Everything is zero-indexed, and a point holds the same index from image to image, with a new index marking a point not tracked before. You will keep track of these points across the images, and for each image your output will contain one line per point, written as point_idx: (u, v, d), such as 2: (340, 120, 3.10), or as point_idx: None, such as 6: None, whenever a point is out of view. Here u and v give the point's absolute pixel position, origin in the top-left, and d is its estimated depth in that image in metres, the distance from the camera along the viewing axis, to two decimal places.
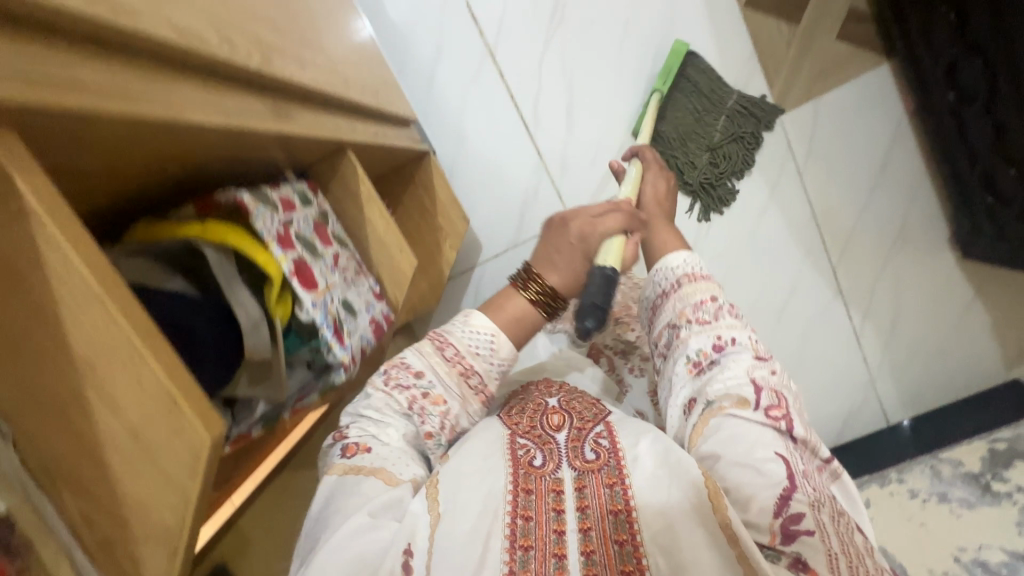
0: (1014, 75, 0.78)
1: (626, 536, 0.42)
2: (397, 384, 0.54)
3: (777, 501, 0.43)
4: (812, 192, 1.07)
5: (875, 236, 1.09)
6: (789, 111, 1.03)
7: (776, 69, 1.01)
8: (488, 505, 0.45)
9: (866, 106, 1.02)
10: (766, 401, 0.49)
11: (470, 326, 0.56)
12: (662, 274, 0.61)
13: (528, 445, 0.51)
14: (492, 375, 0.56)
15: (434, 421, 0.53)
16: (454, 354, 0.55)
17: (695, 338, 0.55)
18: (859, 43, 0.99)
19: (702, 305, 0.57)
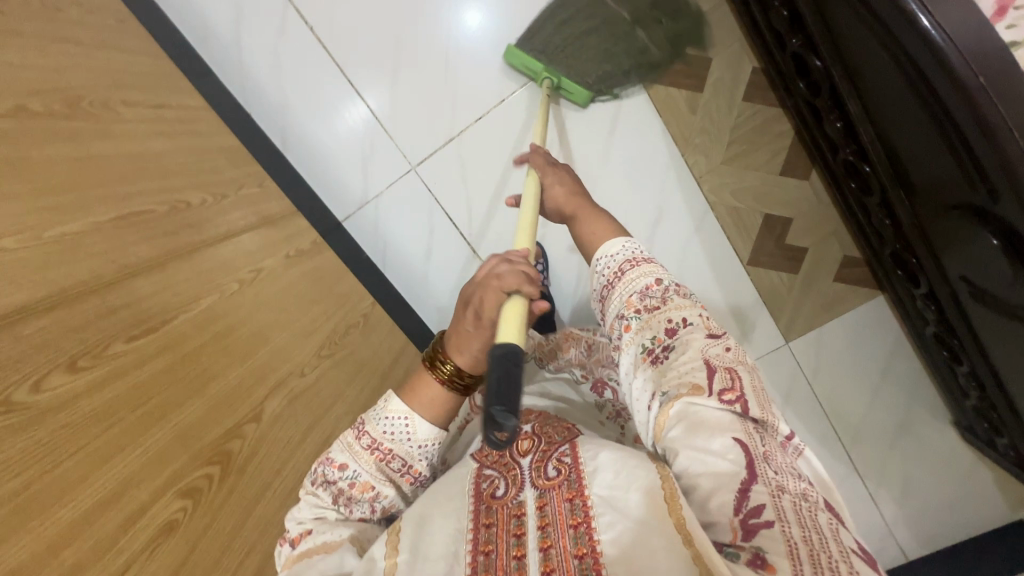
0: (990, 365, 0.88)
1: (586, 549, 0.44)
2: (323, 480, 0.56)
3: (736, 496, 0.44)
4: (822, 395, 1.21)
5: (882, 422, 1.23)
6: (795, 338, 1.16)
7: (781, 308, 1.13)
8: (454, 543, 0.49)
9: (865, 330, 1.14)
10: (719, 386, 0.51)
11: (385, 410, 0.57)
12: (604, 262, 0.64)
13: (494, 475, 0.56)
14: (415, 455, 0.57)
15: (363, 509, 0.56)
16: (372, 441, 0.56)
17: (648, 327, 0.58)
18: (855, 282, 1.10)
19: (649, 291, 0.60)
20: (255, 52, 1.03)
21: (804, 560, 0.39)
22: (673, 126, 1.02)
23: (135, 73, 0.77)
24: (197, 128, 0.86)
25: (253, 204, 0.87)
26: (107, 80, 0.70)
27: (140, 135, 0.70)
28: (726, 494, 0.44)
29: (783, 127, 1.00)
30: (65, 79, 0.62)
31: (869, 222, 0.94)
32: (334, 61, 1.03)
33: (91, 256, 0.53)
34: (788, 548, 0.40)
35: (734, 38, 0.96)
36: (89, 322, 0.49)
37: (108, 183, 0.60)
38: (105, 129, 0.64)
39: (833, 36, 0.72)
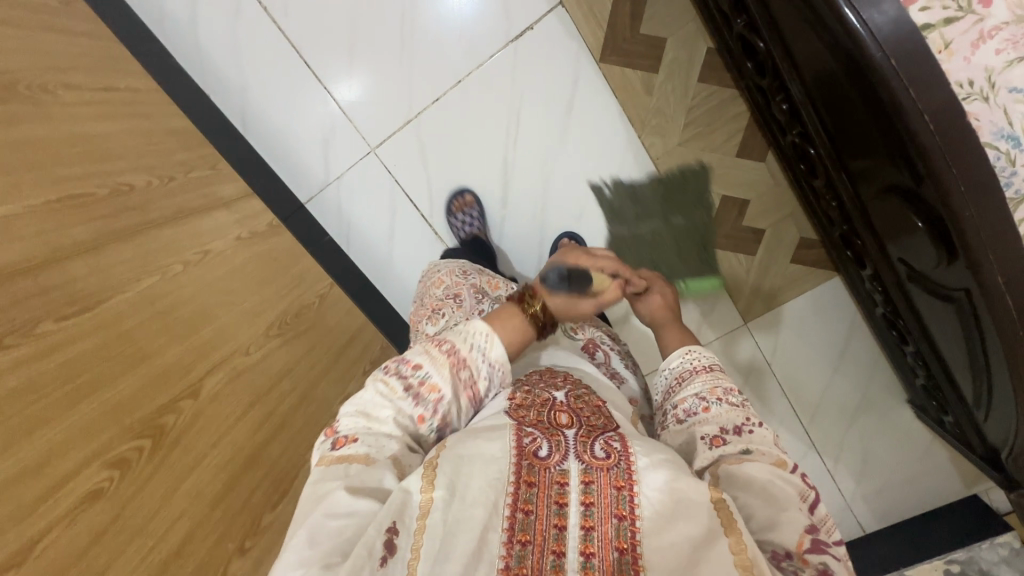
0: (932, 344, 0.89)
1: (627, 544, 0.43)
2: (394, 373, 0.56)
3: (810, 532, 0.46)
4: (782, 375, 1.23)
5: (840, 401, 1.25)
6: (753, 319, 1.19)
7: (738, 290, 1.16)
8: (489, 496, 0.45)
9: (822, 311, 1.16)
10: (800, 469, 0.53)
11: (465, 327, 0.60)
12: (691, 358, 0.65)
13: (535, 434, 0.51)
14: (483, 375, 0.58)
15: (427, 407, 0.55)
16: (451, 348, 0.57)
17: (729, 414, 0.58)
18: (812, 264, 1.12)
19: (731, 390, 0.61)
20: (212, 35, 1.03)
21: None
22: (631, 108, 1.01)
23: (80, 56, 0.77)
24: (146, 111, 0.85)
25: (203, 187, 0.87)
26: (47, 63, 0.70)
27: (83, 119, 0.71)
28: (802, 526, 0.46)
29: (737, 109, 1.00)
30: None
31: (818, 204, 0.94)
32: (291, 42, 1.03)
33: (23, 240, 0.54)
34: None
35: (689, 21, 0.94)
36: (14, 303, 0.50)
37: (46, 165, 0.61)
38: (42, 114, 0.65)
39: (776, 20, 0.72)
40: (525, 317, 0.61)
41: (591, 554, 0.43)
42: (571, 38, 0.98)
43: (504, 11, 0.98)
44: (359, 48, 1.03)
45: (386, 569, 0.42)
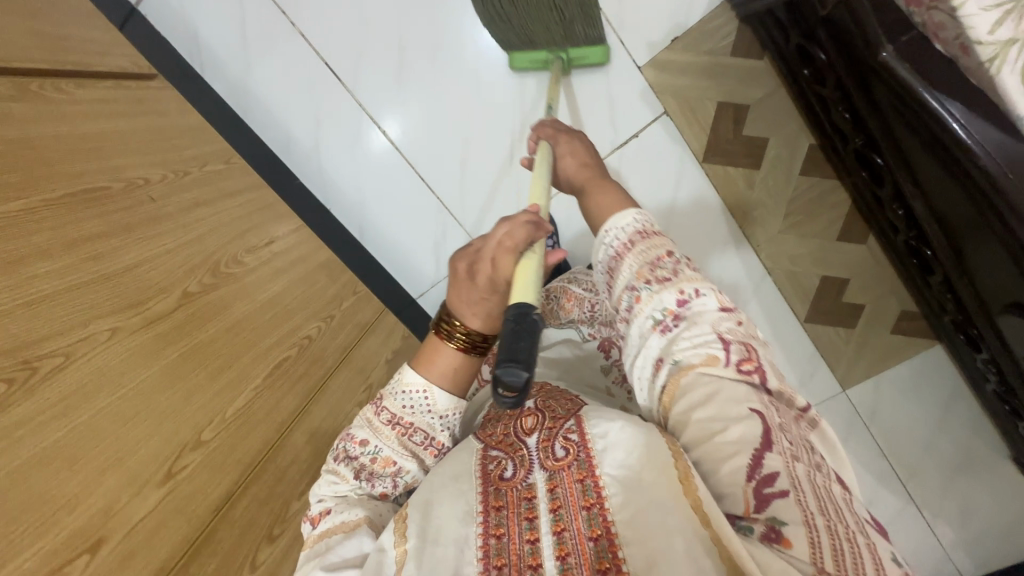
0: None
1: (600, 531, 0.44)
2: (346, 457, 0.58)
3: (751, 463, 0.43)
4: (878, 436, 1.24)
5: (940, 461, 1.23)
6: (853, 386, 1.20)
7: (837, 362, 1.18)
8: (463, 531, 0.48)
9: (922, 376, 1.18)
10: (735, 356, 0.49)
11: (403, 385, 0.59)
12: (613, 234, 0.60)
13: (499, 456, 0.54)
14: (436, 428, 0.58)
15: (385, 482, 0.58)
16: (391, 417, 0.58)
17: (659, 300, 0.54)
18: (912, 334, 1.14)
19: (660, 263, 0.56)
20: (334, 156, 1.09)
21: (823, 550, 0.38)
22: (730, 202, 1.05)
23: (245, 215, 0.85)
24: (300, 252, 0.91)
25: (355, 317, 0.93)
26: (228, 234, 0.79)
27: (264, 281, 0.79)
28: (743, 458, 0.43)
29: (838, 198, 1.03)
30: (203, 249, 0.73)
31: (929, 290, 0.96)
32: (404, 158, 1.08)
33: (257, 427, 0.64)
34: (810, 531, 0.39)
35: (792, 121, 0.97)
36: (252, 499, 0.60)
37: (254, 344, 0.70)
38: (237, 291, 0.73)
39: (906, 153, 0.74)
40: (453, 348, 0.57)
41: (566, 555, 0.44)
42: (676, 143, 1.02)
43: (611, 120, 1.02)
44: (470, 160, 1.07)
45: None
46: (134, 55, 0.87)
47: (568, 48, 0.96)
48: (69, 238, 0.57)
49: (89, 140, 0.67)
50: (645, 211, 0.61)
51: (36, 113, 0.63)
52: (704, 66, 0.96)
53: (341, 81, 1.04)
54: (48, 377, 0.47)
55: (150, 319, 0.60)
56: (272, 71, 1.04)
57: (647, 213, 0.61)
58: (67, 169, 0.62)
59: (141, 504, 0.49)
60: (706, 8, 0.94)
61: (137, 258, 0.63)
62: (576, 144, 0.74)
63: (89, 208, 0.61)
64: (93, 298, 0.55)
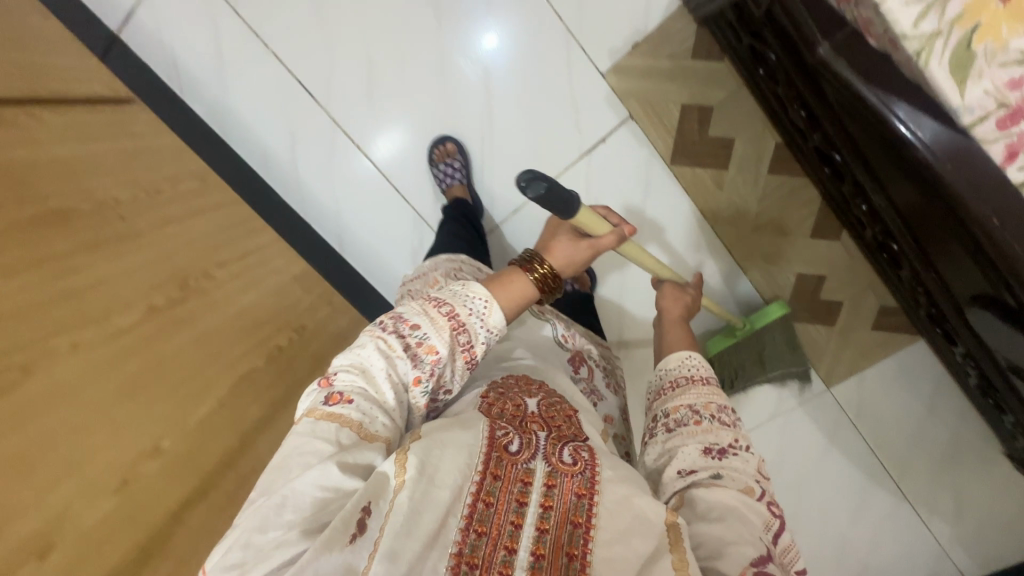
0: None
1: (577, 550, 0.47)
2: (394, 330, 0.57)
3: (758, 557, 0.49)
4: (866, 432, 1.21)
5: (930, 457, 1.20)
6: (836, 382, 1.19)
7: (818, 358, 1.17)
8: (459, 485, 0.49)
9: (906, 370, 1.15)
10: (767, 497, 0.56)
11: (466, 291, 0.60)
12: (688, 365, 0.73)
13: (509, 433, 0.56)
14: (481, 339, 0.59)
15: (424, 369, 0.57)
16: (449, 312, 0.58)
17: (716, 430, 0.62)
18: (894, 329, 1.12)
19: (724, 410, 0.66)
20: (308, 170, 1.10)
21: None
22: (701, 202, 1.06)
23: (220, 232, 0.88)
24: (275, 265, 0.94)
25: (327, 327, 0.95)
26: (201, 249, 0.82)
27: (234, 294, 0.82)
28: (751, 551, 0.49)
29: (809, 194, 1.03)
30: (173, 264, 0.75)
31: (903, 284, 0.95)
32: (371, 160, 1.09)
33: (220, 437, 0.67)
34: None
35: (757, 122, 0.98)
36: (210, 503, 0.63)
37: (219, 354, 0.73)
38: (206, 303, 0.76)
39: (862, 149, 0.75)
40: (527, 278, 0.63)
41: (541, 556, 0.47)
42: (641, 147, 1.03)
43: (576, 126, 1.02)
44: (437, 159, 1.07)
45: (355, 545, 0.45)
46: (113, 82, 0.91)
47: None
48: (35, 257, 0.60)
49: (60, 164, 0.70)
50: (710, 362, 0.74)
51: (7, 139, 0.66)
52: (668, 70, 0.97)
53: (312, 95, 1.05)
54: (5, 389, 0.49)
55: (114, 333, 0.62)
56: (249, 92, 1.06)
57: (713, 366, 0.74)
58: (38, 191, 0.65)
59: (96, 509, 0.52)
60: (667, 11, 0.94)
61: (103, 275, 0.66)
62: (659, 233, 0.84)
63: (56, 227, 0.64)
64: (55, 314, 0.58)
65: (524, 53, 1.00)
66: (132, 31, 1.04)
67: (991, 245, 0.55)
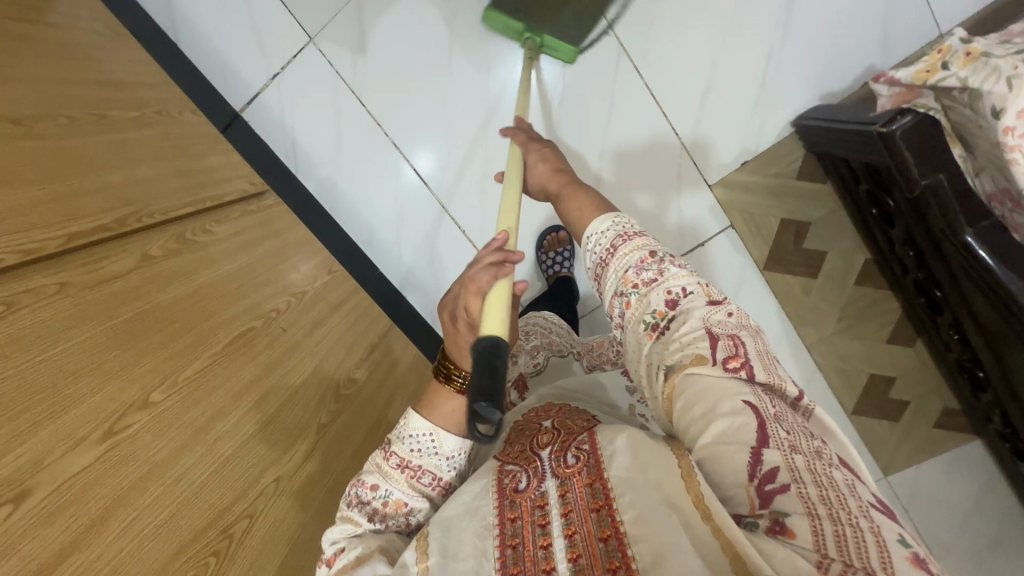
0: None
1: (609, 532, 0.47)
2: (357, 501, 0.61)
3: (750, 460, 0.44)
4: (918, 520, 1.24)
5: (976, 547, 1.21)
6: (894, 472, 1.24)
7: (881, 450, 1.23)
8: (479, 540, 0.52)
9: (959, 464, 1.22)
10: (721, 354, 0.51)
11: (409, 429, 0.62)
12: (596, 242, 0.66)
13: (514, 470, 0.58)
14: (443, 468, 0.62)
15: (399, 522, 0.60)
16: (400, 460, 0.61)
17: (648, 300, 0.59)
18: (954, 428, 1.20)
19: (643, 265, 0.61)
20: (413, 249, 1.15)
21: (828, 542, 0.38)
22: (788, 305, 1.11)
23: (351, 326, 0.92)
24: (393, 354, 0.98)
25: None
26: (342, 352, 0.86)
27: (371, 396, 0.86)
28: (738, 458, 0.44)
29: (888, 305, 1.10)
30: (327, 375, 0.80)
31: (975, 398, 1.02)
32: (413, 169, 1.09)
33: None
34: (812, 521, 0.40)
35: (850, 237, 1.05)
36: None
37: None
38: (355, 411, 0.81)
39: (968, 298, 0.81)
40: (456, 391, 0.61)
41: (578, 556, 0.48)
42: (738, 252, 1.08)
43: (679, 231, 1.06)
44: (487, 176, 1.09)
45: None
46: (250, 173, 0.94)
47: (546, 36, 0.98)
48: (237, 389, 0.64)
49: (233, 280, 0.74)
50: (621, 216, 0.67)
51: (193, 264, 0.70)
52: (771, 186, 1.03)
53: (424, 179, 1.10)
54: (240, 542, 0.56)
55: (299, 462, 0.67)
56: (363, 176, 1.10)
57: (625, 219, 0.67)
58: (225, 317, 0.69)
59: None
60: (778, 135, 1.00)
61: (283, 400, 0.70)
62: (547, 152, 0.79)
63: (243, 353, 0.69)
64: (258, 453, 0.62)
65: (575, 70, 1.01)
66: (255, 111, 1.07)
67: None
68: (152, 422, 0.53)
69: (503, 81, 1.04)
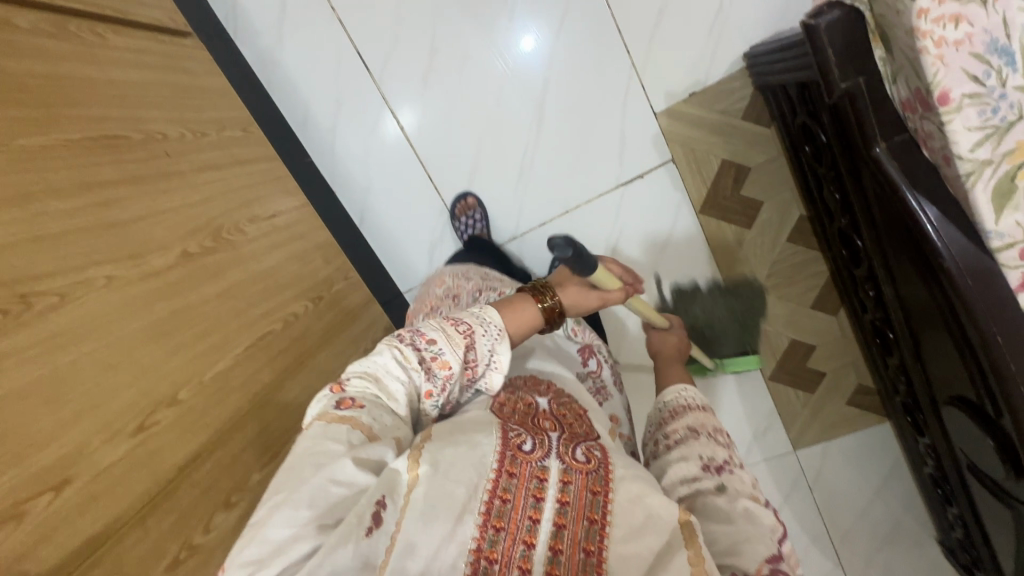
0: (981, 533, 0.93)
1: (593, 546, 0.44)
2: (407, 346, 0.53)
3: (770, 558, 0.45)
4: (819, 497, 1.22)
5: (871, 533, 1.21)
6: (802, 448, 1.22)
7: (793, 422, 1.21)
8: (474, 484, 0.45)
9: (867, 446, 1.21)
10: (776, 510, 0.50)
11: (484, 313, 0.56)
12: (686, 393, 0.64)
13: (521, 430, 0.51)
14: (494, 363, 0.55)
15: (436, 385, 0.53)
16: (467, 330, 0.54)
17: (716, 449, 0.54)
18: (865, 408, 1.19)
19: (723, 430, 0.58)
20: (348, 143, 1.10)
21: None
22: (719, 254, 1.09)
23: (258, 186, 0.87)
24: (300, 230, 0.92)
25: (341, 302, 0.94)
26: (236, 202, 0.80)
27: (262, 253, 0.81)
28: (761, 546, 0.45)
29: (817, 268, 1.09)
30: (209, 213, 0.74)
31: (885, 369, 1.02)
32: (396, 123, 1.07)
33: (230, 399, 0.65)
34: None
35: (788, 189, 1.03)
36: (208, 473, 0.59)
37: (242, 311, 0.72)
38: (234, 259, 0.75)
39: (883, 245, 0.79)
40: (538, 307, 0.59)
41: (559, 550, 0.43)
42: (675, 189, 1.06)
43: (619, 158, 1.05)
44: (462, 130, 1.07)
45: (371, 539, 0.42)
46: (173, 10, 0.88)
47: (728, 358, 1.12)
48: (84, 179, 0.59)
49: (115, 88, 0.68)
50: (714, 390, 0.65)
51: (67, 51, 0.64)
52: (716, 123, 1.01)
53: (369, 72, 1.05)
54: (40, 312, 0.49)
55: (148, 273, 0.61)
56: (303, 50, 1.05)
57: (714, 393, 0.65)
58: (92, 112, 0.64)
59: (111, 450, 0.50)
60: (728, 70, 0.98)
61: (144, 212, 0.64)
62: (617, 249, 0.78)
63: (104, 153, 0.63)
64: (95, 244, 0.57)
65: (564, 48, 1.00)
66: None
67: (990, 360, 0.59)
68: None
69: (498, 55, 1.02)
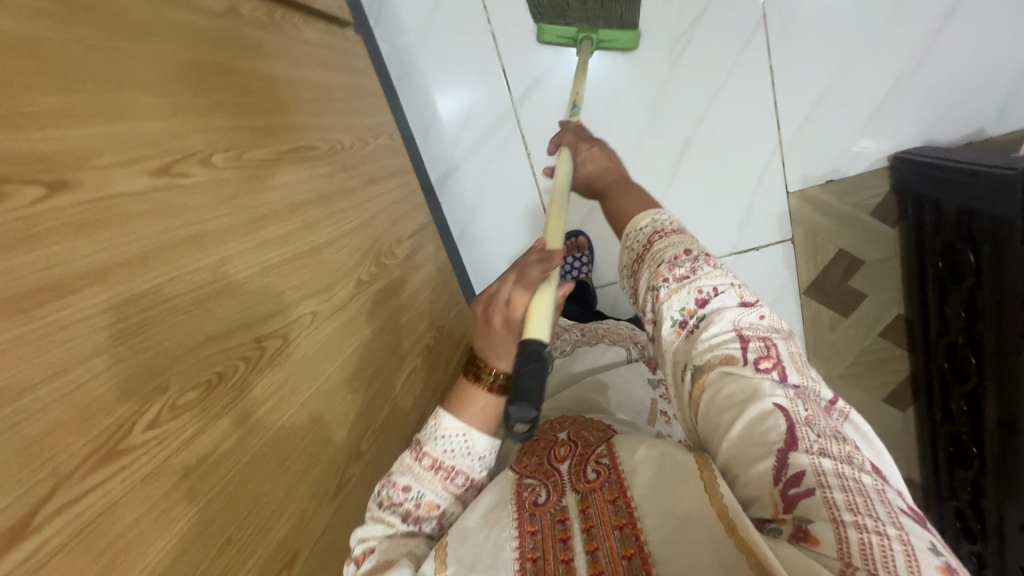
0: None
1: (633, 549, 0.39)
2: (386, 503, 0.48)
3: (775, 465, 0.38)
4: None
5: None
6: None
7: None
8: (494, 555, 0.42)
9: None
10: (753, 354, 0.44)
11: (440, 426, 0.49)
12: (632, 237, 0.59)
13: (534, 484, 0.48)
14: (476, 468, 0.50)
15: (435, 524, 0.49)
16: (433, 460, 0.49)
17: (678, 298, 0.51)
18: None
19: (677, 259, 0.53)
20: (468, 156, 1.05)
21: (866, 556, 0.32)
22: (813, 336, 1.11)
23: (399, 202, 0.82)
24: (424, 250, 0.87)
25: (454, 330, 0.90)
26: (388, 220, 0.76)
27: (405, 278, 0.77)
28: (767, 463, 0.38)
29: (899, 365, 1.10)
30: (372, 234, 0.70)
31: (948, 477, 1.06)
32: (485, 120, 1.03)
33: (385, 445, 0.61)
34: (837, 528, 0.34)
35: (895, 288, 1.04)
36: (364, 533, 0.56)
37: (396, 345, 0.68)
38: (389, 285, 0.71)
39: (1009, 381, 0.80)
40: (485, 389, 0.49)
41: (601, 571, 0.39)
42: (786, 269, 1.07)
43: (740, 228, 1.05)
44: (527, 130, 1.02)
45: None
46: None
47: None
48: (293, 199, 0.54)
49: (309, 88, 0.63)
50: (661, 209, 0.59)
51: (277, 46, 0.59)
52: (842, 214, 1.01)
53: (510, 90, 1.01)
54: (269, 359, 0.45)
55: (337, 306, 0.57)
56: (444, 55, 1.00)
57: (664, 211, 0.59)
58: (297, 120, 0.59)
59: (323, 515, 0.48)
60: (870, 165, 0.99)
61: (332, 235, 0.60)
62: (596, 151, 0.72)
63: (304, 167, 0.58)
64: (304, 276, 0.52)
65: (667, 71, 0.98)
66: None
67: None
68: (207, 184, 0.43)
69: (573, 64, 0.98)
